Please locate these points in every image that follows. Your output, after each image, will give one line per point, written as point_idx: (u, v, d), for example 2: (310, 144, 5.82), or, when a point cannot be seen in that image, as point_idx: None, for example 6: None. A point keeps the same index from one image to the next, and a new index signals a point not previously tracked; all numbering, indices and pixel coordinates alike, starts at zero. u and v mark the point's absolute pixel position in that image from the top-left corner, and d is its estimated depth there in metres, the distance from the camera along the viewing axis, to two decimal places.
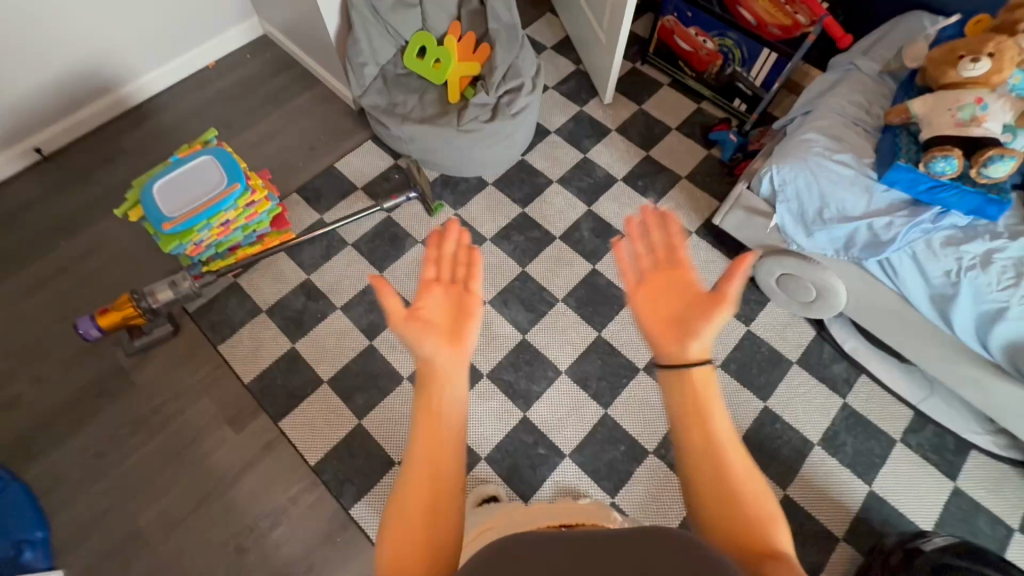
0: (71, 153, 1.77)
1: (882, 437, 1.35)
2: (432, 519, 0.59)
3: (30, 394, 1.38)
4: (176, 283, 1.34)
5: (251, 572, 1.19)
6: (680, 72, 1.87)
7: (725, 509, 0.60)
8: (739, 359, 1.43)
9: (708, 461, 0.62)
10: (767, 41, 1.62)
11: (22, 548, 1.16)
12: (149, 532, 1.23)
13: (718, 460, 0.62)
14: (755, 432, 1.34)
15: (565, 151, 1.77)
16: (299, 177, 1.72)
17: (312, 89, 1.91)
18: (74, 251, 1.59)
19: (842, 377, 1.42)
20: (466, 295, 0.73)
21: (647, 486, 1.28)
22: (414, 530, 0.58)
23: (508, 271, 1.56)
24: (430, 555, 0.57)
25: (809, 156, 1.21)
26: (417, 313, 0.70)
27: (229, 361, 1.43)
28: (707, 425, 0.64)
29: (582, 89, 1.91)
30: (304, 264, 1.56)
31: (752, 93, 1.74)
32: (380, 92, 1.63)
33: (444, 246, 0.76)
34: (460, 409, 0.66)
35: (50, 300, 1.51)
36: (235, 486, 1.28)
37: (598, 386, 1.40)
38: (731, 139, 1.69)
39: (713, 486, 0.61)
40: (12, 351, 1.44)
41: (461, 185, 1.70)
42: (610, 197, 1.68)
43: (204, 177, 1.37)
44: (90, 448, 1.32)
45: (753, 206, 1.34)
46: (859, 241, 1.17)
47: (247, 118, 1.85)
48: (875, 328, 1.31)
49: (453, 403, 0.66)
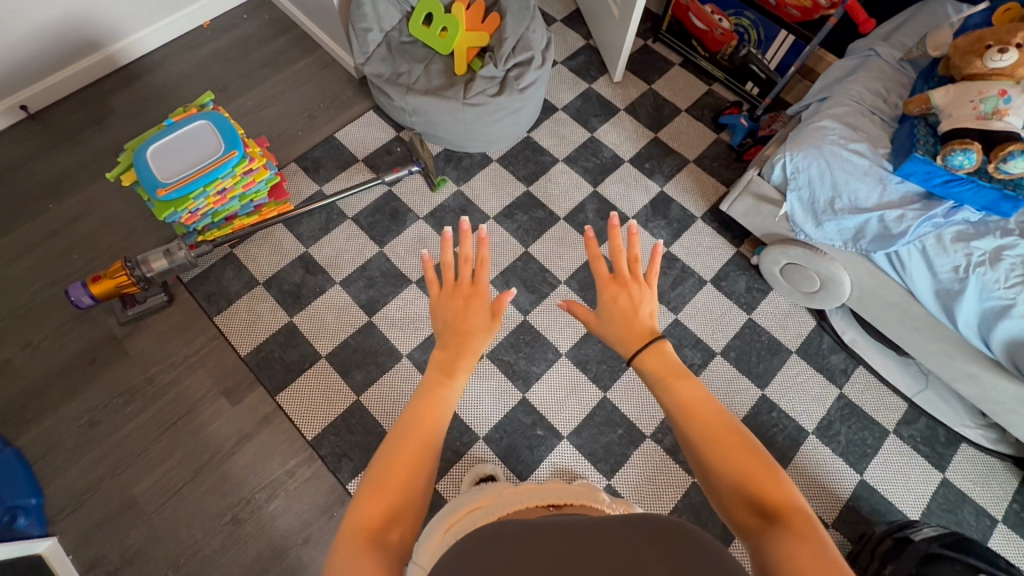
0: (59, 111, 1.70)
1: (875, 427, 1.36)
2: (418, 479, 0.62)
3: (21, 360, 1.36)
4: (172, 252, 1.32)
5: (248, 543, 1.19)
6: (692, 51, 1.82)
7: (729, 478, 0.61)
8: (739, 346, 1.43)
9: (707, 432, 0.63)
10: (786, 22, 1.57)
11: (17, 514, 1.15)
12: (145, 501, 1.23)
13: (719, 430, 0.63)
14: (751, 420, 1.35)
15: (572, 129, 1.73)
16: (298, 146, 1.67)
17: (312, 53, 1.84)
18: (64, 214, 1.54)
19: (840, 367, 1.42)
20: (478, 288, 0.73)
21: (643, 469, 1.29)
22: (400, 489, 0.61)
23: (510, 251, 1.53)
24: (413, 515, 0.60)
25: (824, 144, 1.19)
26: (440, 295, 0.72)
27: (225, 332, 1.40)
28: (679, 397, 0.67)
29: (592, 65, 1.85)
30: (302, 236, 1.53)
31: (765, 77, 1.70)
32: (384, 59, 1.57)
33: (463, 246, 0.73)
34: (453, 394, 0.69)
35: (40, 264, 1.47)
36: (231, 458, 1.27)
37: (598, 370, 1.40)
38: (742, 124, 1.66)
39: (715, 456, 0.62)
40: (2, 316, 1.40)
41: (465, 161, 1.66)
42: (616, 178, 1.65)
43: (200, 143, 1.32)
44: (83, 416, 1.30)
45: (763, 193, 1.33)
46: (868, 232, 1.16)
47: (244, 82, 1.79)
48: (877, 321, 1.30)
49: (451, 385, 0.69)
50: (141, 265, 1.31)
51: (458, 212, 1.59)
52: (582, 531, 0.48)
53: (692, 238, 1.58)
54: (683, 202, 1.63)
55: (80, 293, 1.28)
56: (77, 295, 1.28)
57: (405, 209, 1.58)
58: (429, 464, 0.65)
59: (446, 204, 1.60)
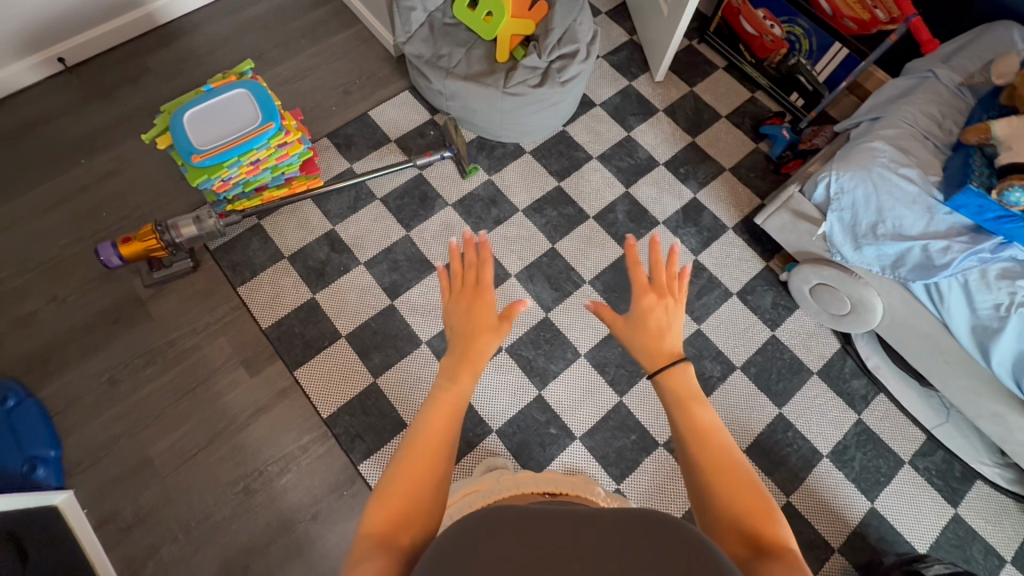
0: (95, 66, 1.69)
1: (890, 456, 1.35)
2: (428, 484, 0.64)
3: (46, 313, 1.37)
4: (201, 220, 1.32)
5: (258, 514, 1.21)
6: (738, 56, 1.78)
7: (731, 506, 0.60)
8: (759, 362, 1.42)
9: (712, 458, 0.63)
10: (841, 34, 1.53)
11: (35, 465, 1.18)
12: (159, 463, 1.24)
13: (723, 458, 0.63)
14: (766, 437, 1.34)
15: (609, 126, 1.70)
16: (331, 121, 1.66)
17: (351, 27, 1.81)
18: (95, 171, 1.54)
19: (860, 393, 1.41)
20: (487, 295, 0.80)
21: (653, 477, 1.29)
22: (409, 492, 0.63)
23: (537, 246, 1.52)
24: (420, 519, 0.62)
25: (873, 166, 1.16)
26: (456, 307, 0.79)
27: (247, 303, 1.41)
28: (689, 417, 0.66)
29: (633, 62, 1.81)
30: (330, 213, 1.52)
31: (812, 89, 1.65)
32: (425, 40, 1.54)
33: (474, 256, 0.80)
34: (471, 399, 0.73)
35: (69, 219, 1.48)
36: (246, 428, 1.29)
37: (616, 373, 1.39)
38: (783, 135, 1.62)
39: (717, 484, 0.61)
40: (30, 268, 1.41)
41: (497, 150, 1.64)
42: (650, 181, 1.63)
43: (237, 111, 1.31)
44: (103, 374, 1.32)
45: (802, 210, 1.30)
46: (910, 261, 1.14)
47: (281, 51, 1.76)
48: (905, 351, 1.28)
49: (465, 394, 0.73)
50: (170, 230, 1.31)
51: (487, 201, 1.57)
52: (581, 525, 0.47)
53: (722, 248, 1.55)
54: (715, 211, 1.60)
55: (109, 253, 1.28)
56: (105, 255, 1.28)
57: (434, 194, 1.57)
58: (449, 470, 0.66)
59: (476, 193, 1.58)
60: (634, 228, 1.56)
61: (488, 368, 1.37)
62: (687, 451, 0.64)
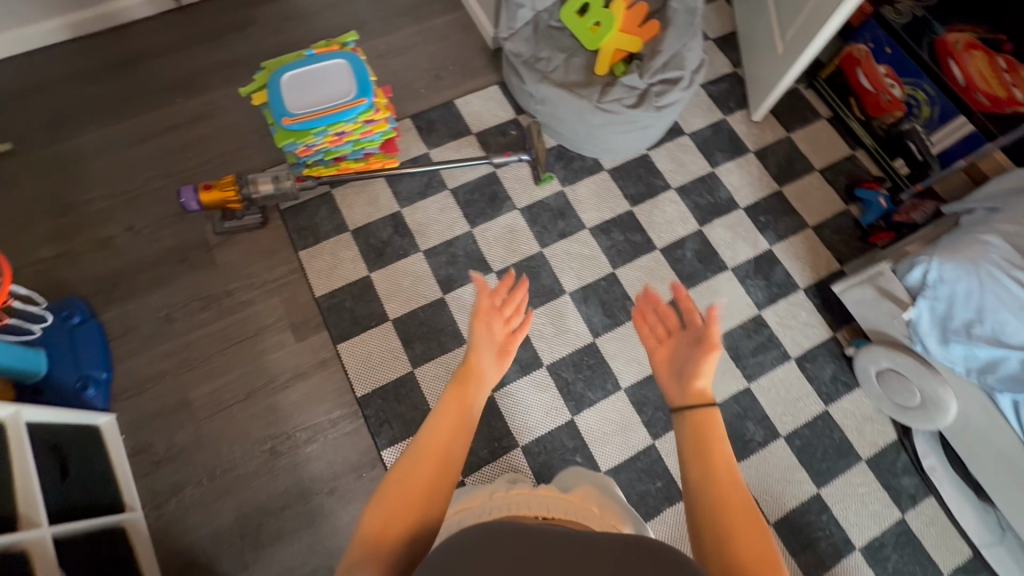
0: (206, 10, 1.74)
1: (928, 565, 1.26)
2: (427, 498, 0.62)
3: (122, 240, 1.43)
4: (279, 180, 1.34)
5: (279, 477, 1.23)
6: (846, 109, 1.67)
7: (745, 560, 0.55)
8: (806, 436, 1.35)
9: (725, 505, 0.59)
10: (970, 108, 1.43)
11: (87, 384, 1.24)
12: (197, 407, 1.28)
13: (738, 506, 0.59)
14: (797, 515, 1.28)
15: (694, 158, 1.63)
16: (417, 103, 1.66)
17: (453, 12, 1.80)
18: (188, 112, 1.60)
19: (908, 491, 1.32)
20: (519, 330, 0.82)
21: (671, 529, 1.25)
22: (407, 503, 0.61)
23: (597, 268, 1.48)
24: (414, 535, 0.60)
25: (982, 262, 1.07)
26: (484, 317, 0.80)
27: (305, 269, 1.43)
28: (707, 462, 0.63)
29: (732, 96, 1.73)
30: (400, 195, 1.52)
31: (921, 159, 1.54)
32: (526, 40, 1.50)
33: (514, 287, 0.84)
34: (480, 414, 0.71)
35: (157, 155, 1.54)
36: (282, 391, 1.31)
37: (653, 415, 1.35)
38: (879, 202, 1.54)
39: (733, 536, 0.57)
40: (115, 194, 1.48)
41: (575, 163, 1.61)
42: (726, 223, 1.56)
43: (333, 81, 1.32)
44: (161, 309, 1.36)
45: (888, 290, 1.22)
46: (1001, 370, 1.05)
47: (381, 25, 1.77)
48: (972, 461, 1.19)
49: (476, 408, 0.71)
50: (249, 185, 1.33)
51: (556, 213, 1.54)
52: (578, 546, 0.47)
53: (788, 308, 1.48)
54: (789, 268, 1.53)
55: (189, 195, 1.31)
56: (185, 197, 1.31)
57: (505, 195, 1.55)
58: (449, 488, 0.64)
59: (546, 202, 1.55)
60: (700, 269, 1.50)
61: (526, 381, 1.35)
62: (699, 494, 0.61)
